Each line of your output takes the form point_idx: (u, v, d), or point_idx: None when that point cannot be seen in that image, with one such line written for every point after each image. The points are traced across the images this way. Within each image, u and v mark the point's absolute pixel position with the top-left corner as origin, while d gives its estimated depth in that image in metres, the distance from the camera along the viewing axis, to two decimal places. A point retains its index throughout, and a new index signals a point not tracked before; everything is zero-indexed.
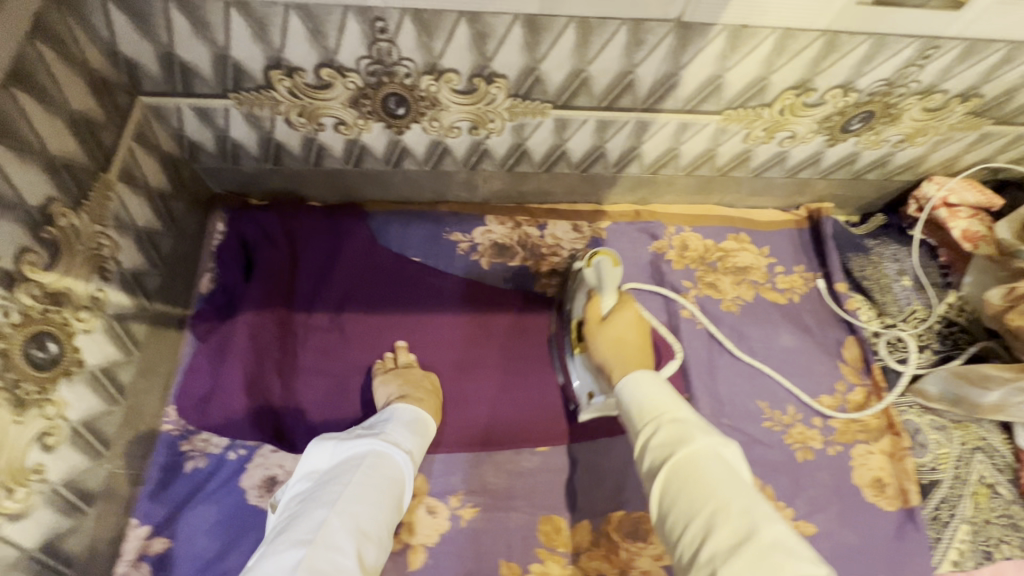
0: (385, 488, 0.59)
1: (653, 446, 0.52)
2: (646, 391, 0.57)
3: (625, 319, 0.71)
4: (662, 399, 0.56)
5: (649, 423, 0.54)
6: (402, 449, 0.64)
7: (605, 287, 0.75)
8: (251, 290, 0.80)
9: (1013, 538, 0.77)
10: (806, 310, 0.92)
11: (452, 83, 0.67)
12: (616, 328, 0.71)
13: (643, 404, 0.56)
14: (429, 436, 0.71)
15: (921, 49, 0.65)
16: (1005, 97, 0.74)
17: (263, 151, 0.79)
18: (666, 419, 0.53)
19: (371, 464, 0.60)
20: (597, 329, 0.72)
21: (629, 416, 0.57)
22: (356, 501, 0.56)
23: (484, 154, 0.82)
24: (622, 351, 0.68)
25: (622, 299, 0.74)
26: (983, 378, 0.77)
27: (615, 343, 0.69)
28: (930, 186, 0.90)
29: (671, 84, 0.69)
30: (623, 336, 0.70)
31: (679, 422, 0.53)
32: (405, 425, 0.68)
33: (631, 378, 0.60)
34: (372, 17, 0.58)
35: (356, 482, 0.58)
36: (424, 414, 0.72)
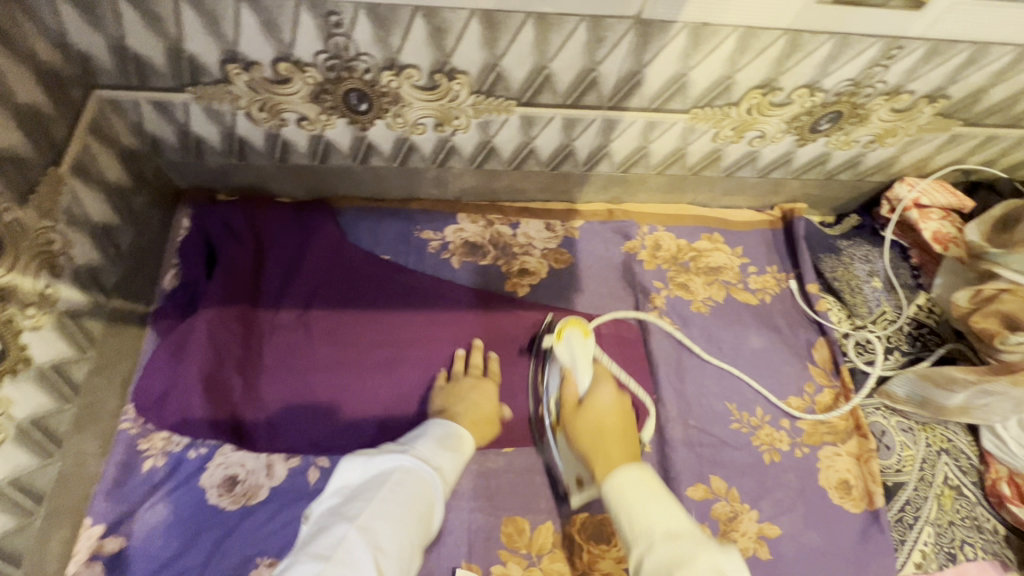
0: (411, 506, 0.59)
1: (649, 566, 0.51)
2: (634, 497, 0.56)
3: (602, 400, 0.70)
4: (653, 507, 0.55)
5: (643, 539, 0.53)
6: (431, 466, 0.65)
7: (578, 363, 0.74)
8: (212, 287, 0.78)
9: (977, 541, 0.77)
10: (778, 311, 0.91)
11: (413, 79, 0.66)
12: (593, 410, 0.69)
13: (636, 517, 0.55)
14: (464, 452, 0.70)
15: (885, 49, 0.65)
16: (972, 99, 0.74)
17: (227, 146, 0.78)
18: (660, 535, 0.52)
19: (399, 481, 0.61)
20: (575, 413, 0.70)
21: (621, 529, 0.56)
22: (377, 518, 0.56)
23: (451, 151, 0.81)
24: (603, 438, 0.66)
25: (596, 377, 0.73)
26: (948, 380, 0.77)
27: (594, 428, 0.67)
28: (902, 188, 0.90)
29: (635, 82, 0.68)
30: (602, 419, 0.68)
31: (673, 538, 0.52)
32: (437, 441, 0.68)
33: (616, 480, 0.58)
34: (326, 11, 0.58)
35: (381, 498, 0.58)
36: (459, 429, 0.72)
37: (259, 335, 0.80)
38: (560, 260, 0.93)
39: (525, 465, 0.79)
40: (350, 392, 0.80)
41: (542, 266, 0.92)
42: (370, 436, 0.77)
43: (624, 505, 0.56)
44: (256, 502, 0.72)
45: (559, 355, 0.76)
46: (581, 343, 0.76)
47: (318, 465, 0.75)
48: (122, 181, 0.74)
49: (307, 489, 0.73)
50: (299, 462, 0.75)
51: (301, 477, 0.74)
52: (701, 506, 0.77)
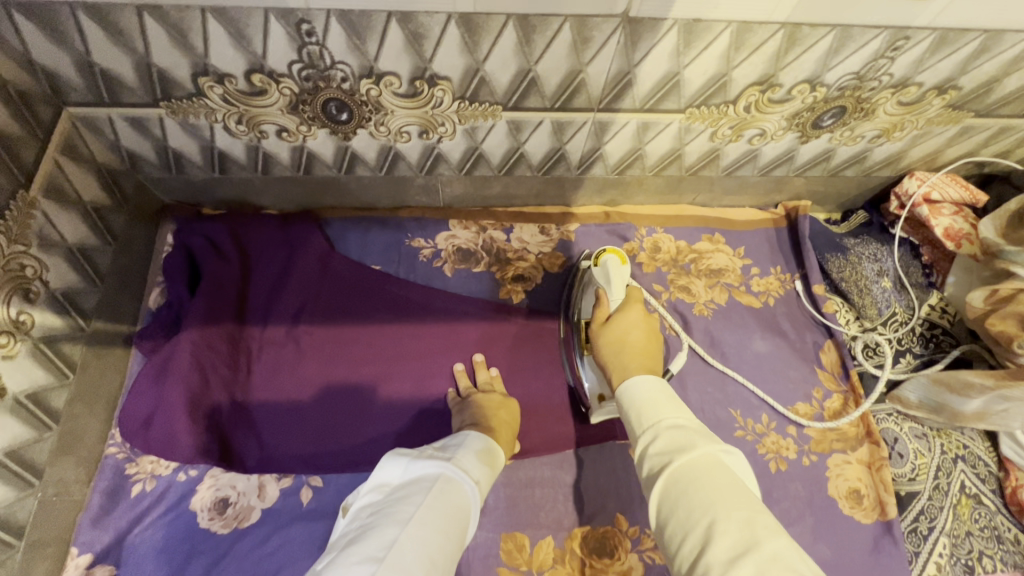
0: (454, 518, 0.56)
1: (652, 453, 0.47)
2: (647, 397, 0.53)
3: (630, 317, 0.65)
4: (663, 403, 0.51)
5: (649, 428, 0.49)
6: (472, 479, 0.62)
7: (612, 282, 0.71)
8: (194, 304, 0.76)
9: (996, 552, 0.73)
10: (782, 313, 0.88)
11: (393, 87, 0.64)
12: (618, 326, 0.64)
13: (646, 414, 0.51)
14: (498, 470, 0.67)
15: (890, 40, 0.61)
16: (985, 89, 0.70)
17: (207, 160, 0.76)
18: (667, 425, 0.49)
19: (445, 489, 0.58)
20: (598, 327, 0.66)
21: (629, 421, 0.52)
22: (427, 526, 0.53)
23: (438, 158, 0.78)
24: (621, 351, 0.61)
25: (628, 298, 0.68)
26: (964, 385, 0.73)
27: (616, 340, 0.63)
28: (911, 183, 0.86)
29: (626, 82, 0.65)
30: (626, 335, 0.63)
31: (680, 427, 0.48)
32: (477, 454, 0.65)
33: (632, 387, 0.54)
34: (297, 20, 0.55)
35: (430, 505, 0.55)
36: (495, 444, 0.69)
37: (246, 354, 0.78)
38: (556, 265, 0.90)
39: (522, 479, 0.76)
40: (341, 408, 0.78)
41: (537, 272, 0.89)
42: (363, 453, 0.75)
43: (637, 407, 0.52)
44: (248, 525, 0.70)
45: (595, 275, 0.74)
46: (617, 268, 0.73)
47: (310, 485, 0.73)
48: (99, 199, 0.72)
49: (299, 510, 0.71)
50: (291, 482, 0.73)
51: (293, 498, 0.72)
52: None
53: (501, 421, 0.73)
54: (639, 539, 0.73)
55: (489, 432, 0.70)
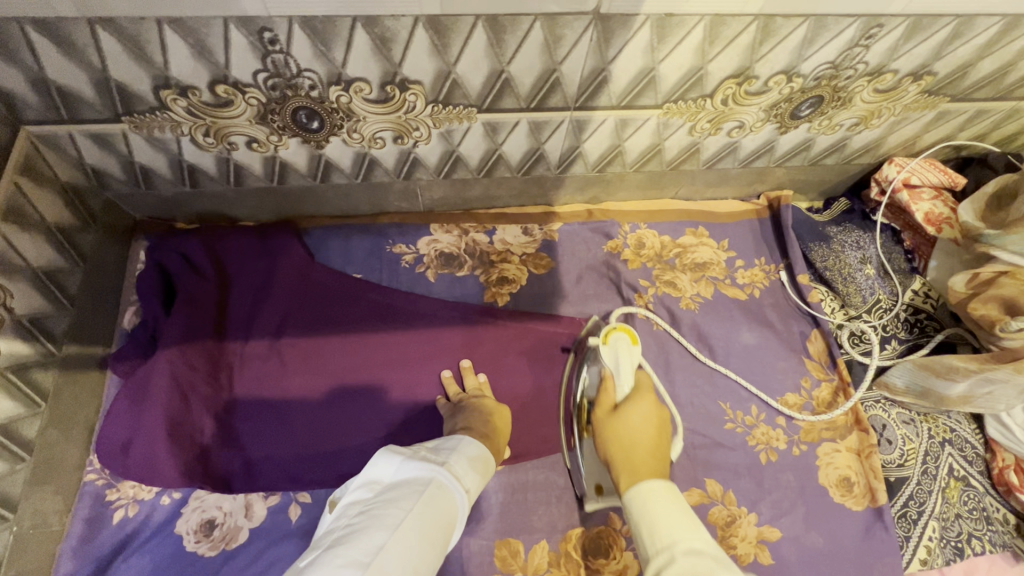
0: (440, 524, 0.57)
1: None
2: (656, 510, 0.52)
3: (639, 408, 0.67)
4: (678, 523, 0.50)
5: (663, 553, 0.48)
6: (463, 486, 0.62)
7: (619, 372, 0.73)
8: (171, 322, 0.74)
9: (984, 533, 0.75)
10: (768, 304, 0.88)
11: (364, 93, 0.62)
12: (626, 416, 0.66)
13: (656, 523, 0.51)
14: (489, 476, 0.67)
15: (864, 29, 0.60)
16: (960, 73, 0.69)
17: (177, 175, 0.74)
18: (683, 550, 0.48)
19: (434, 495, 0.58)
20: (605, 415, 0.68)
21: (640, 542, 0.52)
22: (414, 532, 0.54)
23: (415, 163, 0.77)
24: (628, 446, 0.62)
25: (637, 389, 0.70)
26: (949, 369, 0.73)
27: (625, 434, 0.64)
28: (890, 169, 0.86)
29: (602, 80, 0.64)
30: (634, 427, 0.64)
31: (696, 554, 0.47)
32: (470, 460, 0.65)
33: (641, 492, 0.55)
34: (258, 28, 0.53)
35: (419, 511, 0.56)
36: (488, 451, 0.69)
37: (228, 371, 0.76)
38: (540, 266, 0.89)
39: (514, 483, 0.76)
40: (328, 421, 0.76)
41: (522, 273, 0.88)
42: (352, 466, 0.74)
43: (643, 522, 0.52)
44: (236, 546, 0.69)
45: (603, 356, 0.76)
46: (626, 350, 0.76)
47: (299, 501, 0.72)
48: (64, 220, 0.70)
49: (289, 527, 0.70)
50: (279, 499, 0.72)
51: (281, 516, 0.71)
52: (697, 512, 0.74)
53: (495, 428, 0.73)
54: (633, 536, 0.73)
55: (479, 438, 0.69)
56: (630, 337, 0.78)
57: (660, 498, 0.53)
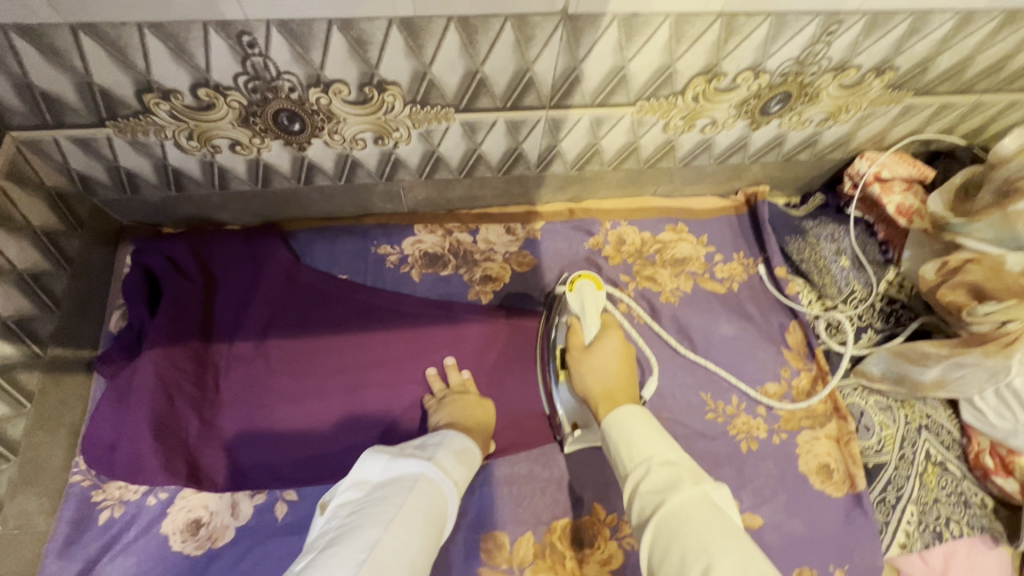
0: (433, 518, 0.57)
1: (644, 492, 0.49)
2: (635, 430, 0.55)
3: (609, 344, 0.72)
4: (654, 440, 0.54)
5: (639, 465, 0.52)
6: (451, 480, 0.63)
7: (585, 314, 0.76)
8: (155, 323, 0.74)
9: (963, 517, 0.76)
10: (747, 298, 0.90)
11: (343, 94, 0.64)
12: (600, 352, 0.71)
13: (635, 441, 0.54)
14: (474, 469, 0.68)
15: (824, 25, 0.62)
16: (921, 68, 0.72)
17: (163, 179, 0.75)
18: (659, 461, 0.51)
19: (424, 490, 0.59)
20: (578, 353, 0.72)
21: (619, 458, 0.55)
22: (409, 525, 0.54)
23: (397, 164, 0.79)
24: (606, 377, 0.68)
25: (604, 326, 0.75)
26: (921, 355, 0.76)
27: (601, 369, 0.69)
28: (862, 163, 0.89)
29: (574, 78, 0.66)
30: (607, 361, 0.69)
31: (670, 465, 0.50)
32: (454, 455, 0.66)
33: (619, 415, 0.58)
34: (236, 32, 0.54)
35: (412, 506, 0.56)
36: (473, 444, 0.70)
37: (214, 372, 0.77)
38: (523, 263, 0.90)
39: (499, 477, 0.77)
40: (314, 419, 0.77)
41: (505, 271, 0.90)
42: (339, 463, 0.75)
43: (620, 439, 0.56)
44: (222, 544, 0.69)
45: (571, 301, 0.77)
46: (591, 294, 0.78)
47: (285, 498, 0.73)
48: (49, 224, 0.71)
49: (275, 525, 0.71)
50: (266, 497, 0.72)
51: (268, 514, 0.72)
52: None
53: (478, 421, 0.74)
54: (617, 526, 0.74)
55: (467, 433, 0.71)
56: (595, 282, 0.79)
57: (636, 420, 0.57)
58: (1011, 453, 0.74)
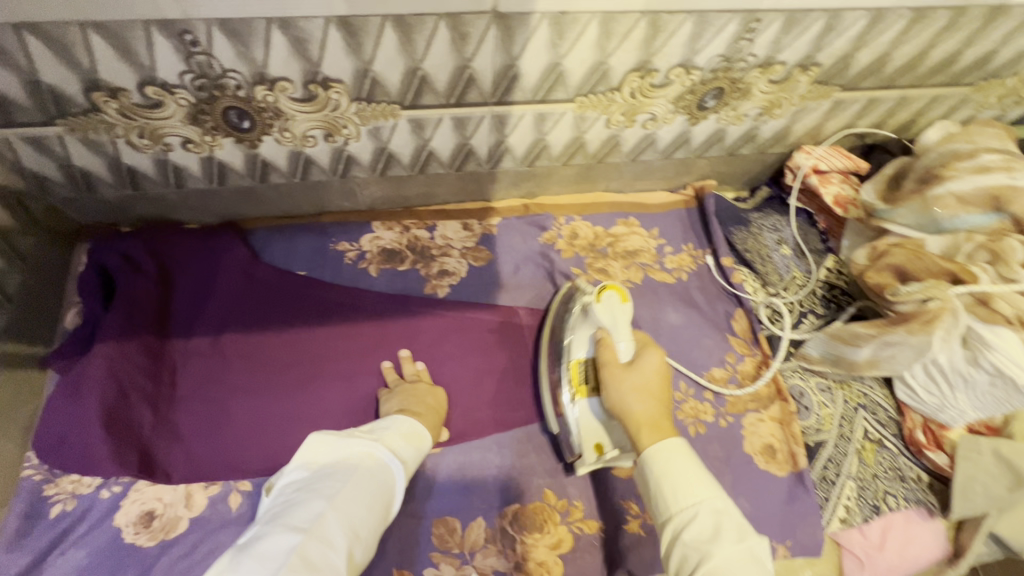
0: (379, 493, 0.60)
1: (690, 541, 0.51)
2: (679, 471, 0.55)
3: (648, 365, 0.66)
4: (698, 483, 0.54)
5: (686, 510, 0.53)
6: (399, 457, 0.65)
7: (617, 329, 0.69)
8: (109, 318, 0.76)
9: (899, 491, 0.79)
10: (694, 287, 0.93)
11: (289, 92, 0.66)
12: (641, 373, 0.65)
13: (682, 487, 0.54)
14: (427, 447, 0.71)
15: (744, 23, 0.66)
16: (843, 64, 0.76)
17: (118, 178, 0.76)
18: (707, 510, 0.52)
19: (370, 467, 0.61)
20: (617, 373, 0.66)
21: (657, 497, 0.55)
22: (352, 500, 0.57)
23: (350, 161, 0.81)
24: (649, 403, 0.63)
25: (641, 342, 0.69)
26: (853, 336, 0.79)
27: (642, 390, 0.64)
28: (800, 156, 0.92)
29: (513, 75, 0.69)
30: (650, 385, 0.64)
31: (718, 515, 0.52)
32: (403, 435, 0.68)
33: (664, 457, 0.56)
34: (178, 31, 0.57)
35: (356, 482, 0.59)
36: (418, 422, 0.71)
37: (171, 368, 0.78)
38: (479, 258, 0.93)
39: (450, 464, 0.78)
40: (270, 412, 0.78)
41: (462, 266, 0.92)
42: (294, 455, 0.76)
43: (664, 478, 0.55)
44: (175, 535, 0.70)
45: (599, 314, 0.70)
46: (622, 306, 0.70)
47: (240, 489, 0.74)
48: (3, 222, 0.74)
49: (228, 516, 0.72)
50: (220, 489, 0.73)
51: (222, 505, 0.72)
52: (626, 484, 0.78)
53: (428, 406, 0.77)
54: (567, 511, 0.76)
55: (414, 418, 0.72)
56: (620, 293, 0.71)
57: (681, 461, 0.56)
58: (941, 428, 0.79)
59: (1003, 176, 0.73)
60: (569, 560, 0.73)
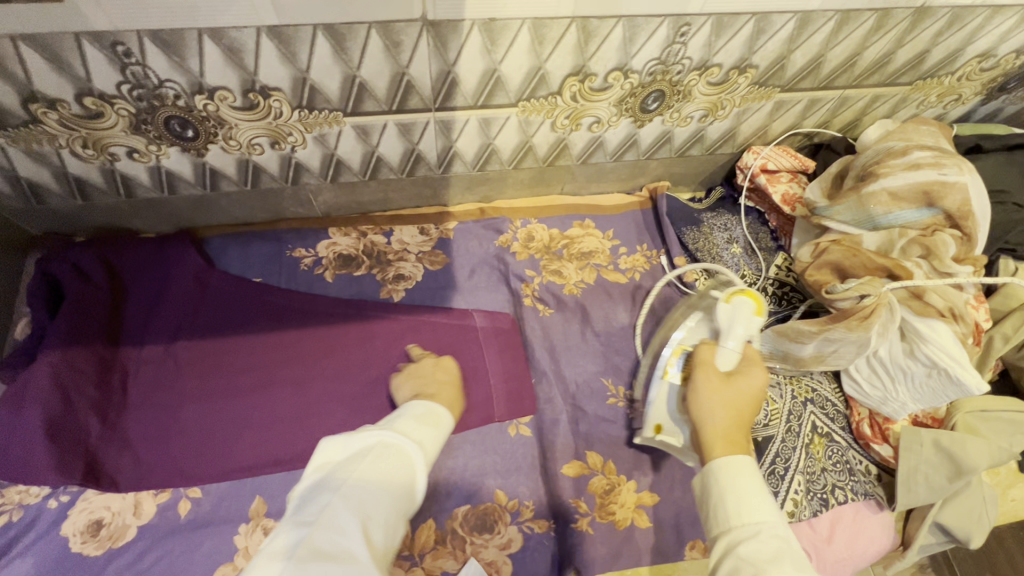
0: (395, 475, 0.55)
1: (745, 557, 0.48)
2: (743, 488, 0.52)
3: (755, 382, 0.62)
4: (763, 504, 0.51)
5: (746, 526, 0.50)
6: (415, 439, 0.60)
7: (730, 328, 0.70)
8: (55, 327, 0.76)
9: (847, 484, 0.80)
10: (648, 288, 0.95)
11: (229, 100, 0.67)
12: (742, 387, 0.61)
13: (745, 504, 0.51)
14: (445, 429, 0.65)
15: (674, 27, 0.68)
16: (778, 66, 0.78)
17: (66, 188, 0.77)
18: (769, 532, 0.49)
19: (382, 450, 0.56)
20: (715, 377, 0.63)
21: (715, 507, 0.52)
22: (363, 486, 0.52)
23: (299, 168, 0.82)
24: (734, 414, 0.59)
25: (748, 360, 0.65)
26: (798, 333, 0.79)
27: (733, 404, 0.60)
28: (749, 156, 0.94)
29: (451, 81, 0.70)
30: (745, 398, 0.60)
31: (780, 541, 0.48)
32: (416, 418, 0.63)
33: (731, 464, 0.54)
34: (110, 42, 0.58)
35: (367, 466, 0.54)
36: (438, 407, 0.67)
37: (121, 376, 0.79)
38: (435, 261, 0.94)
39: None
40: (221, 419, 0.79)
41: (418, 270, 0.93)
42: (246, 460, 0.76)
43: (727, 490, 0.52)
44: (122, 544, 0.70)
45: (720, 312, 0.72)
46: (747, 317, 0.70)
47: (189, 496, 0.74)
48: None
49: (177, 523, 0.72)
50: (169, 496, 0.73)
51: (170, 512, 0.73)
52: (576, 482, 0.79)
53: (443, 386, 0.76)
54: (517, 511, 0.76)
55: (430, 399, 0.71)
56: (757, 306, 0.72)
57: (750, 479, 0.53)
58: (886, 421, 0.80)
59: (933, 172, 0.75)
60: (518, 559, 0.74)
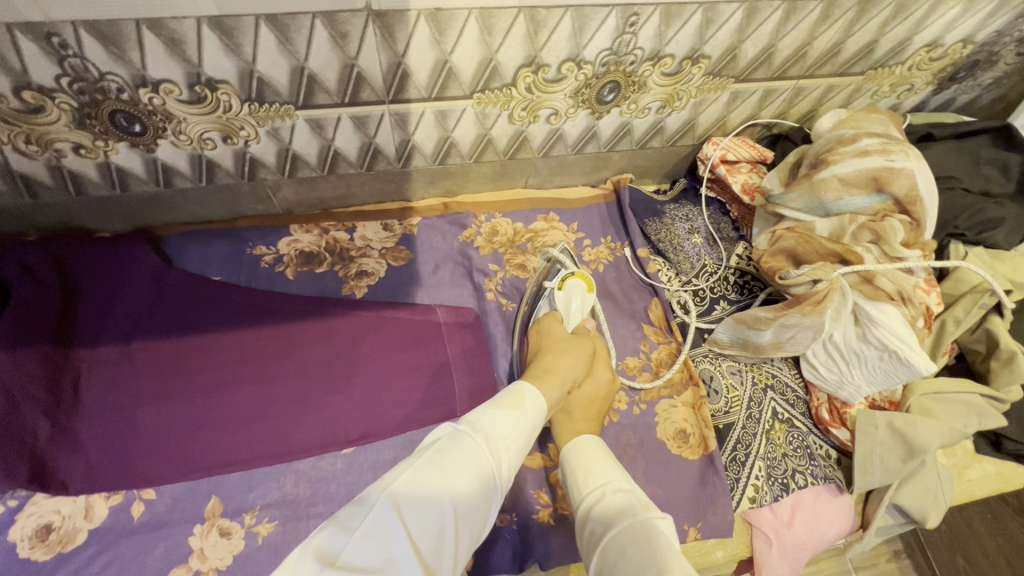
0: (453, 473, 0.49)
1: (599, 515, 0.52)
2: (588, 459, 0.58)
3: (600, 377, 0.70)
4: (605, 468, 0.57)
5: (595, 490, 0.55)
6: (484, 433, 0.53)
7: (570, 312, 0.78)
8: (3, 328, 0.74)
9: (808, 468, 0.80)
10: (612, 279, 0.95)
11: (175, 94, 0.66)
12: (590, 386, 0.69)
13: (593, 472, 0.56)
14: (528, 416, 0.58)
15: (623, 16, 0.68)
16: (731, 55, 0.79)
17: (12, 186, 0.75)
18: (612, 487, 0.54)
19: (443, 447, 0.50)
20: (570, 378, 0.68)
21: (571, 487, 0.57)
22: (416, 488, 0.46)
23: (255, 163, 0.81)
24: (585, 406, 0.68)
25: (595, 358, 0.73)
26: (755, 321, 0.81)
27: (583, 403, 0.68)
28: (708, 147, 0.95)
29: (403, 72, 0.70)
30: (590, 393, 0.68)
31: (622, 492, 0.53)
32: (492, 406, 0.57)
33: (578, 446, 0.60)
34: (45, 33, 0.57)
35: (423, 465, 0.48)
36: (524, 389, 0.60)
37: (73, 377, 0.77)
38: (399, 257, 0.93)
39: (361, 464, 0.78)
40: (178, 419, 0.77)
41: (381, 266, 0.92)
42: (204, 460, 0.75)
43: (576, 466, 0.58)
44: (73, 548, 0.68)
45: (558, 300, 0.79)
46: (581, 297, 0.79)
47: (143, 498, 0.72)
48: None
49: (130, 525, 0.71)
50: (122, 499, 0.72)
51: (123, 514, 0.71)
52: (538, 474, 0.80)
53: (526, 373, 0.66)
54: None
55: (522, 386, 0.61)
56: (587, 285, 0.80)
57: (591, 452, 0.59)
58: (844, 405, 0.81)
59: (881, 159, 0.77)
60: (479, 552, 0.73)
